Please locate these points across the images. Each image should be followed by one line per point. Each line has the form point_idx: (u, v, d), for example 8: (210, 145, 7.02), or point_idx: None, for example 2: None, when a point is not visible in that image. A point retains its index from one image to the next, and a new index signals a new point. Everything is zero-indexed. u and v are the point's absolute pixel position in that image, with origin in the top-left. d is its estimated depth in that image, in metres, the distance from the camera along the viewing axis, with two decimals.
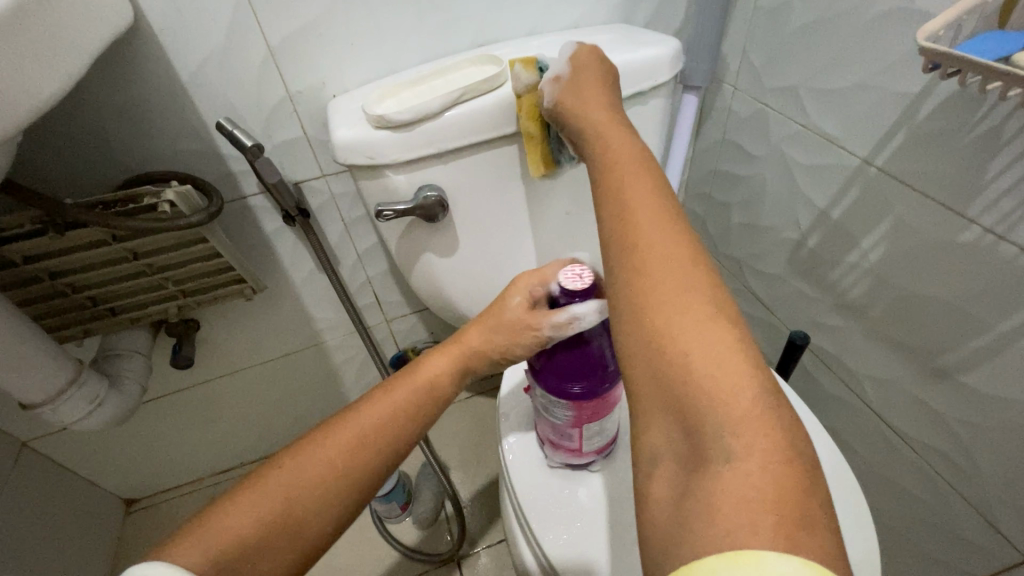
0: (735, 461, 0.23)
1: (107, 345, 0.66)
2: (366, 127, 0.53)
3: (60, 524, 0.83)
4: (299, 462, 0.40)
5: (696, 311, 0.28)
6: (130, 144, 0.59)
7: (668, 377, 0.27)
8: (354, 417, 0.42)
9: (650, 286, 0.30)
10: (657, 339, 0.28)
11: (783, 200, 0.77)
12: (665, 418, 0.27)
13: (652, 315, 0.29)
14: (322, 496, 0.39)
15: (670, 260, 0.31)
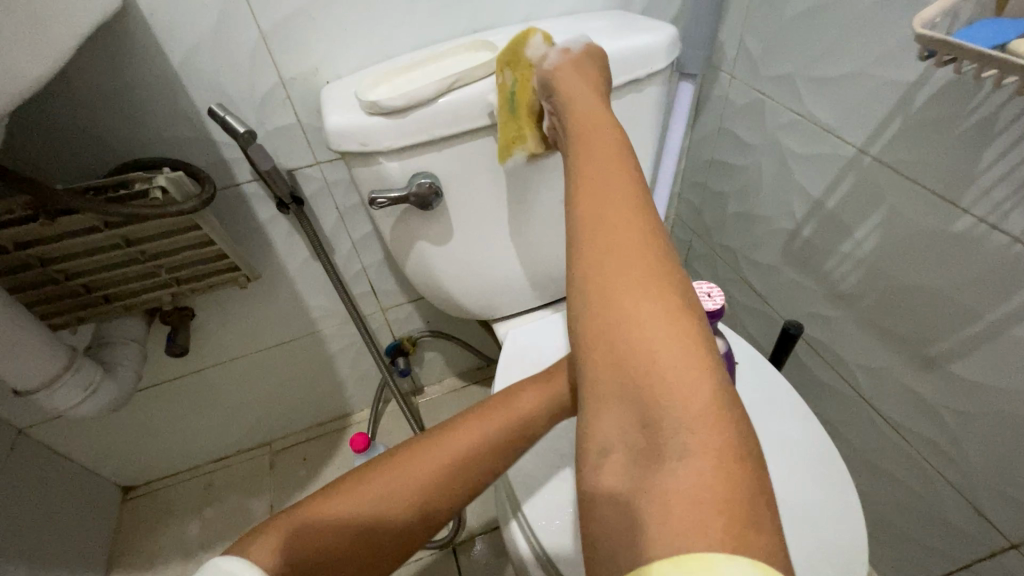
0: (689, 460, 0.25)
1: (101, 333, 0.66)
2: (359, 113, 0.52)
3: (57, 511, 0.84)
4: (401, 474, 0.43)
5: (656, 302, 0.29)
6: (121, 130, 0.58)
7: (627, 370, 0.28)
8: (454, 437, 0.45)
9: (614, 278, 0.30)
10: (617, 331, 0.29)
11: (778, 190, 0.77)
12: (621, 411, 0.27)
13: (617, 306, 0.29)
14: (417, 509, 0.42)
15: (633, 250, 0.31)
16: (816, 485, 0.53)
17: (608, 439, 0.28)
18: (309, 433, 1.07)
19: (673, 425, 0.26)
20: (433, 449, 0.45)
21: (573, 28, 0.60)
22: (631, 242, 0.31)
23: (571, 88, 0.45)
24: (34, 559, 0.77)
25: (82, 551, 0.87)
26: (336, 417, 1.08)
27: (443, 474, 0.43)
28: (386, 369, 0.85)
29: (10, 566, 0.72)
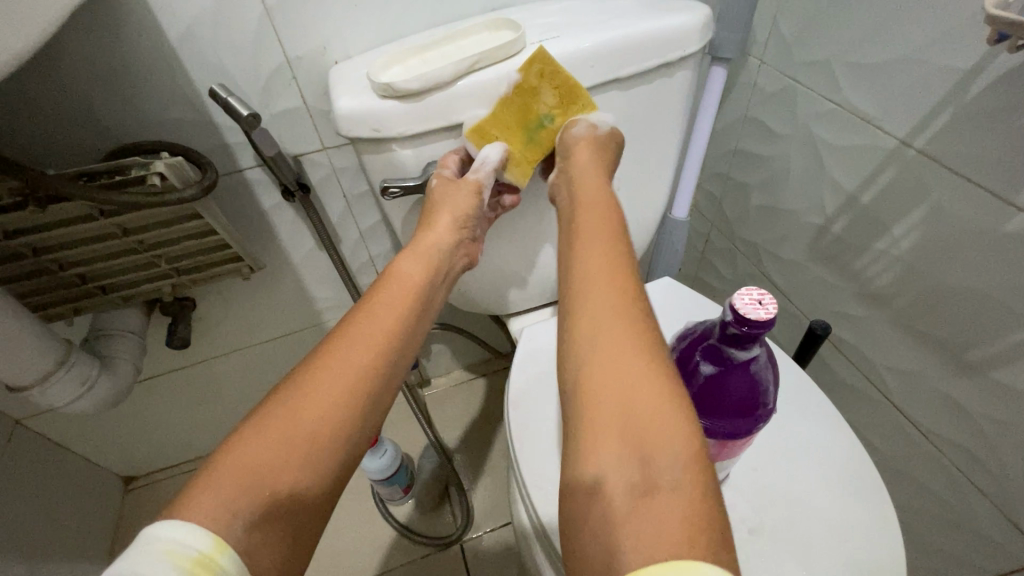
0: (675, 486, 0.27)
1: (98, 323, 0.63)
2: (371, 96, 0.49)
3: (57, 502, 0.82)
4: (270, 426, 0.34)
5: (648, 356, 0.33)
6: (118, 110, 0.55)
7: (626, 410, 0.31)
8: (329, 360, 0.37)
9: (607, 331, 0.35)
10: (606, 384, 0.32)
11: (808, 182, 0.73)
12: (609, 449, 0.30)
13: (604, 364, 0.33)
14: (337, 420, 0.35)
15: (629, 311, 0.35)
16: (849, 496, 0.49)
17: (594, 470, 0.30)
18: None
19: (657, 457, 0.29)
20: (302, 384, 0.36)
21: (601, 6, 0.56)
22: (618, 306, 0.36)
23: (582, 166, 0.49)
24: (34, 553, 0.75)
25: (82, 543, 0.85)
26: None
27: (329, 403, 0.35)
28: None
29: (8, 561, 0.70)
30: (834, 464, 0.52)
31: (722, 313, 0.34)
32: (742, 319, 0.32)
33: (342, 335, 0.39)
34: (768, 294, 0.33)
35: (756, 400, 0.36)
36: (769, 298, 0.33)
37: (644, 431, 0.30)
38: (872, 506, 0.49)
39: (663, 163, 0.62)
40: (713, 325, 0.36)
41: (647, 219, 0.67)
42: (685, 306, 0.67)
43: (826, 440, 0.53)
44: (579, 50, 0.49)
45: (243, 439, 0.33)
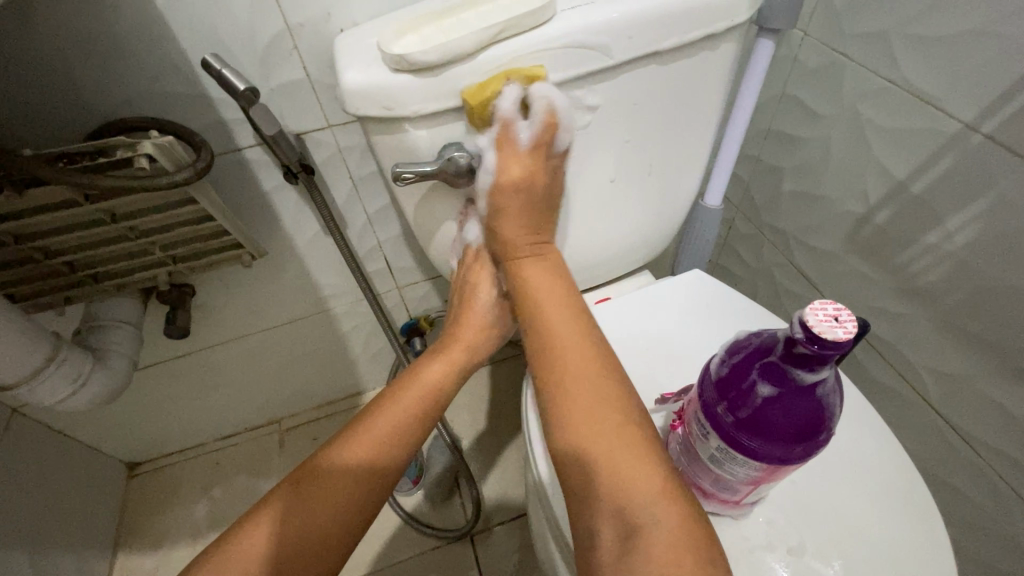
0: (653, 515, 0.33)
1: (90, 313, 0.59)
2: (381, 70, 0.43)
3: (60, 492, 0.80)
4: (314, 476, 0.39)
5: (599, 405, 0.38)
6: (102, 84, 0.50)
7: (601, 467, 0.36)
8: (354, 446, 0.40)
9: (571, 384, 0.40)
10: (576, 421, 0.38)
11: (850, 168, 0.68)
12: (592, 474, 0.36)
13: (564, 398, 0.39)
14: (352, 508, 0.38)
15: (575, 356, 0.41)
16: (894, 515, 0.46)
17: (583, 510, 0.35)
18: (318, 412, 1.02)
19: (638, 493, 0.34)
20: (348, 440, 0.41)
21: None
22: (566, 338, 0.42)
23: (505, 199, 0.47)
24: (36, 545, 0.74)
25: (86, 532, 0.84)
26: (346, 396, 1.03)
27: (359, 477, 0.39)
28: (403, 353, 0.78)
29: (10, 555, 0.69)
30: (877, 477, 0.48)
31: (790, 328, 0.30)
32: (814, 337, 0.28)
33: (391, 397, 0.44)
34: (845, 309, 0.29)
35: (815, 428, 0.32)
36: (848, 314, 0.28)
37: (619, 467, 0.35)
38: (918, 527, 0.46)
39: (698, 145, 0.57)
40: (777, 339, 0.32)
41: (676, 205, 0.62)
42: (716, 301, 0.62)
43: (870, 452, 0.49)
44: (614, 19, 0.44)
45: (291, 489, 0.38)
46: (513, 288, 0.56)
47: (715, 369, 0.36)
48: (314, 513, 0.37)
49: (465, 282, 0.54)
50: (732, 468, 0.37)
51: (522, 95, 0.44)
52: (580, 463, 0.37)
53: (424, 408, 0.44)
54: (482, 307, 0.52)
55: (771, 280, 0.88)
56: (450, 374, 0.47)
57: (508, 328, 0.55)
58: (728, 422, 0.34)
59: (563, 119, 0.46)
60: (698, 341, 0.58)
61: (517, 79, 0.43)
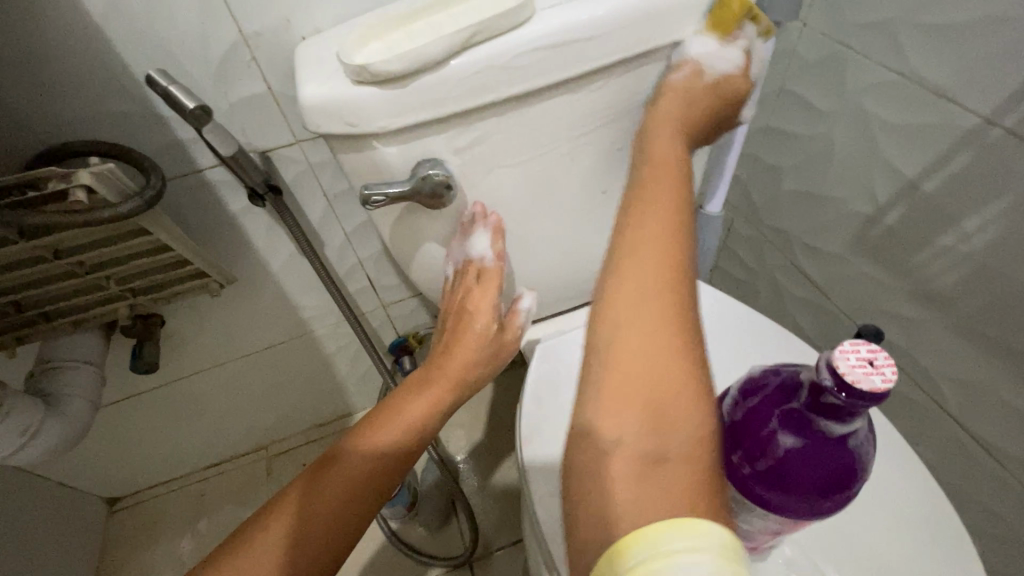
0: (676, 456, 0.25)
1: (44, 354, 0.54)
2: (343, 82, 0.39)
3: (32, 537, 0.75)
4: (294, 501, 0.36)
5: (653, 312, 0.29)
6: (40, 106, 0.45)
7: (638, 396, 0.27)
8: (334, 469, 0.37)
9: (630, 281, 0.30)
10: (631, 319, 0.29)
11: (856, 166, 0.63)
12: (625, 406, 0.27)
13: (621, 309, 0.30)
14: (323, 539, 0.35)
15: (658, 249, 0.31)
16: (921, 551, 0.42)
17: (601, 428, 0.27)
18: (307, 436, 0.97)
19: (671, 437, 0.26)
20: (332, 466, 0.38)
21: None
22: (644, 273, 0.30)
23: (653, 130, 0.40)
24: None
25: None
26: (335, 418, 0.98)
27: (337, 503, 0.36)
28: (389, 377, 0.74)
29: None
30: (901, 508, 0.44)
31: (818, 373, 0.26)
32: (844, 385, 0.24)
33: (377, 419, 0.41)
34: (882, 352, 0.25)
35: (843, 480, 0.29)
36: (886, 358, 0.24)
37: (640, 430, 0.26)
38: (948, 565, 0.42)
39: (696, 150, 0.53)
40: (802, 382, 0.28)
41: None
42: (720, 315, 0.57)
43: (893, 480, 0.45)
44: (599, 16, 0.39)
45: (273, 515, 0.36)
46: (516, 310, 0.51)
47: (727, 412, 0.32)
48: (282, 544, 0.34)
49: (462, 304, 0.48)
50: (750, 520, 0.33)
51: (724, 36, 0.41)
52: (622, 389, 0.28)
53: (408, 441, 0.40)
54: (475, 337, 0.46)
55: (774, 284, 0.83)
56: (439, 406, 0.43)
57: (505, 356, 0.49)
58: (745, 474, 0.30)
59: (706, 51, 0.41)
60: (703, 359, 0.54)
61: (717, 28, 0.41)
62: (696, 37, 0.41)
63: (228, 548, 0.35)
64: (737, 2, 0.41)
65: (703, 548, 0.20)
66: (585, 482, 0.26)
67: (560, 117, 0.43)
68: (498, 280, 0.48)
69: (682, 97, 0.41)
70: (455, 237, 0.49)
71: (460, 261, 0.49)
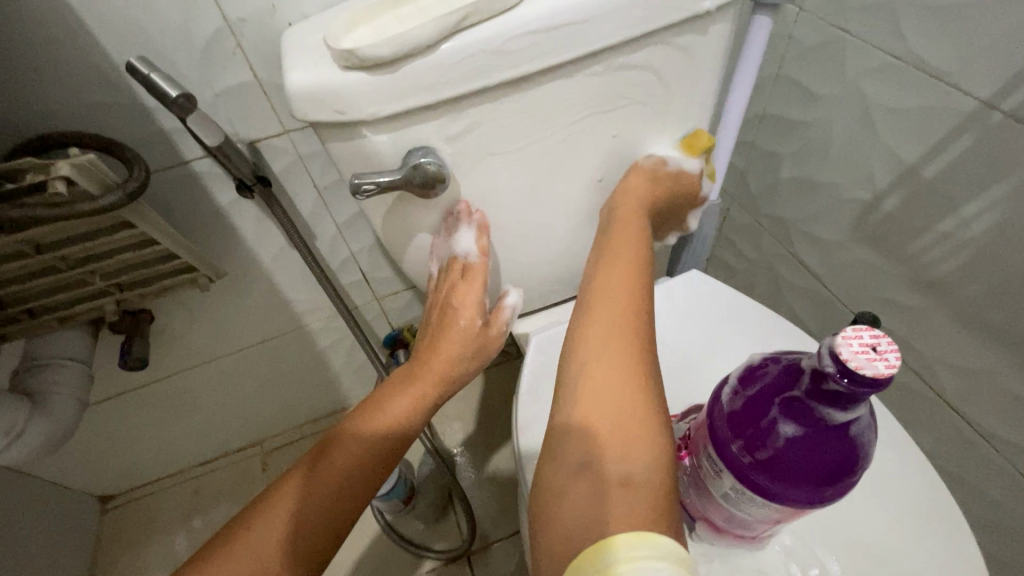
0: (631, 466, 0.29)
1: (30, 351, 0.53)
2: (331, 68, 0.38)
3: (25, 537, 0.74)
4: (282, 497, 0.38)
5: (614, 356, 0.35)
6: (17, 96, 0.44)
7: (603, 428, 0.31)
8: (316, 468, 0.39)
9: (592, 330, 0.37)
10: (594, 368, 0.34)
11: (854, 153, 0.63)
12: (601, 429, 0.31)
13: (589, 338, 0.36)
14: (303, 536, 0.36)
15: (621, 307, 0.38)
16: (922, 537, 0.42)
17: (571, 452, 0.31)
18: (303, 431, 0.96)
19: (624, 461, 0.30)
20: (318, 461, 0.39)
21: None
22: (605, 316, 0.37)
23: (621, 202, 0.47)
24: None
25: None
26: (331, 413, 0.98)
27: (316, 503, 0.37)
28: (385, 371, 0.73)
29: None
30: (901, 495, 0.44)
31: (820, 360, 0.25)
32: (847, 371, 0.24)
33: (362, 415, 0.43)
34: (885, 337, 0.24)
35: (844, 469, 0.28)
36: (890, 344, 0.24)
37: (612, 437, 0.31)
38: (948, 551, 0.42)
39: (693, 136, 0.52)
40: (803, 369, 0.28)
41: None
42: (719, 305, 0.57)
43: (893, 468, 0.45)
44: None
45: (261, 509, 0.37)
46: (500, 309, 0.51)
47: (727, 400, 0.31)
48: (265, 541, 0.36)
49: (447, 300, 0.49)
50: (750, 510, 0.32)
51: (693, 153, 0.50)
52: (594, 416, 0.32)
53: (392, 435, 0.41)
54: (460, 332, 0.47)
55: (771, 273, 0.83)
56: (423, 400, 0.44)
57: (491, 355, 0.50)
58: (745, 463, 0.29)
59: (662, 151, 0.50)
60: (702, 349, 0.54)
61: (688, 146, 0.50)
62: (661, 142, 0.50)
63: (218, 540, 0.37)
64: (704, 139, 0.50)
65: (659, 555, 0.22)
66: (558, 476, 0.31)
67: (554, 102, 0.42)
68: (483, 278, 0.49)
69: (648, 180, 0.49)
70: (439, 234, 0.49)
71: (445, 258, 0.50)
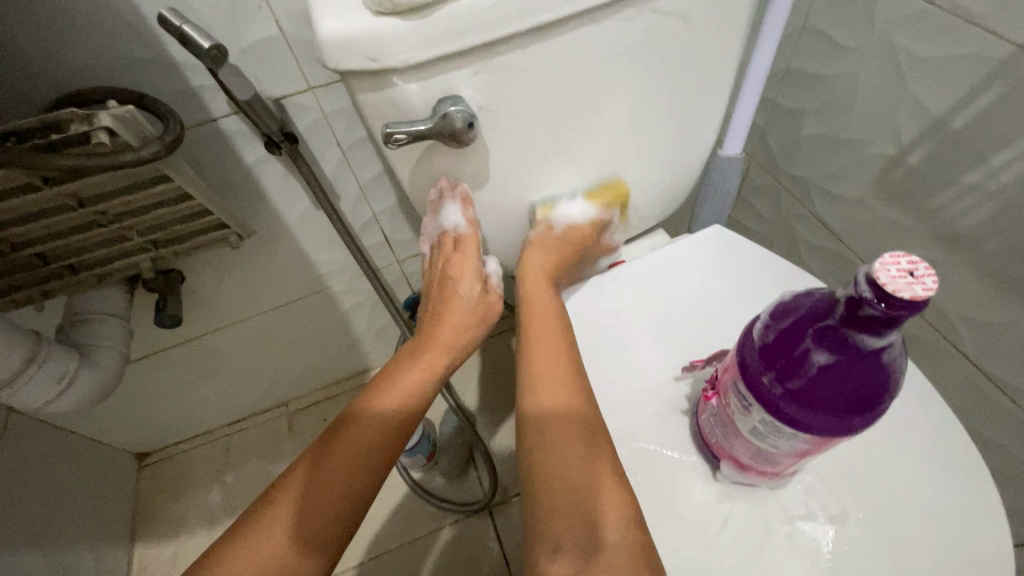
0: (614, 525, 0.37)
1: (72, 307, 0.56)
2: (362, 14, 0.38)
3: (70, 492, 0.78)
4: (308, 470, 0.40)
5: (567, 387, 0.43)
6: (49, 52, 0.44)
7: (575, 463, 0.39)
8: (339, 446, 0.41)
9: (549, 368, 0.45)
10: (550, 393, 0.43)
11: (880, 106, 0.62)
12: (567, 463, 0.39)
13: (535, 352, 0.46)
14: (335, 512, 0.39)
15: (558, 350, 0.46)
16: (940, 477, 0.44)
17: (556, 488, 0.38)
18: (327, 392, 0.99)
19: (596, 498, 0.38)
20: (340, 435, 0.42)
21: None
22: (551, 336, 0.47)
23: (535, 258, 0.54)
24: (50, 542, 0.72)
25: (102, 524, 0.83)
26: (353, 375, 1.00)
27: (344, 479, 0.40)
28: (408, 330, 0.74)
29: (22, 557, 0.67)
30: (920, 438, 0.45)
31: (855, 287, 0.26)
32: (884, 295, 0.25)
33: (376, 389, 0.45)
34: (920, 262, 0.25)
35: (872, 400, 0.30)
36: (926, 268, 0.25)
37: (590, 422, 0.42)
38: (965, 491, 0.43)
39: (718, 85, 0.52)
40: (835, 301, 0.29)
41: (690, 156, 0.58)
42: (741, 258, 0.57)
43: (914, 413, 0.46)
44: None
45: (289, 482, 0.40)
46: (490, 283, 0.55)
47: (759, 334, 0.33)
48: (300, 515, 0.38)
49: (446, 276, 0.53)
50: (776, 443, 0.34)
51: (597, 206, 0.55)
52: (560, 448, 0.40)
53: (410, 405, 0.45)
54: (462, 306, 0.52)
55: (790, 233, 0.83)
56: (434, 371, 0.47)
57: (487, 329, 0.54)
58: (775, 394, 0.31)
59: (568, 211, 0.54)
60: (723, 302, 0.54)
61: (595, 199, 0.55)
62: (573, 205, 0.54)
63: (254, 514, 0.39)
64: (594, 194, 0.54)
65: None
66: (552, 509, 0.37)
67: (582, 50, 0.42)
68: (475, 250, 0.53)
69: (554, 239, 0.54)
70: (428, 215, 0.53)
71: (437, 235, 0.54)
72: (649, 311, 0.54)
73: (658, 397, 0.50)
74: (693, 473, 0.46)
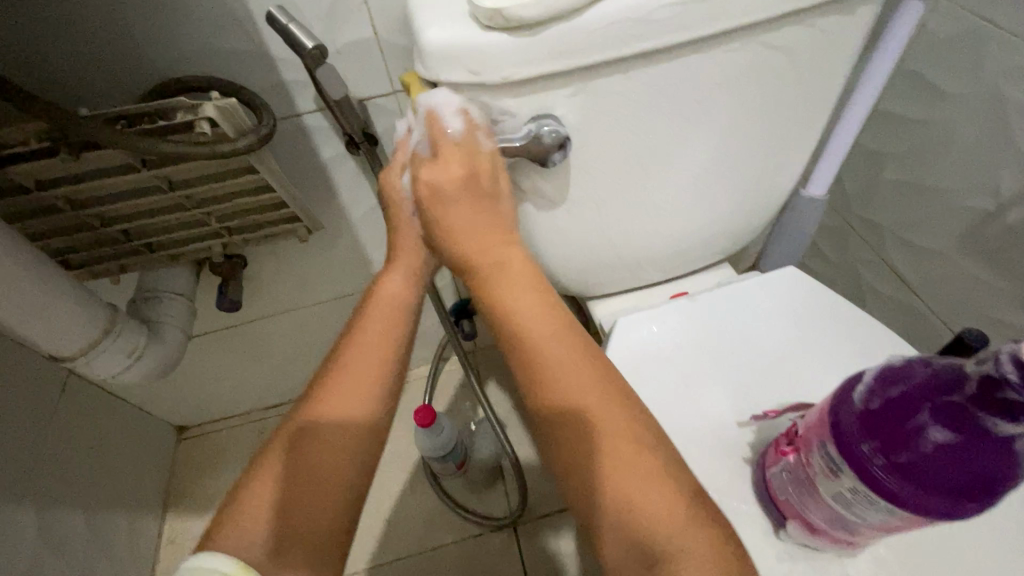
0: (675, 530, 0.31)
1: (145, 284, 0.57)
2: (470, 27, 0.38)
3: (115, 458, 0.80)
4: (283, 465, 0.34)
5: (580, 364, 0.35)
6: (157, 40, 0.46)
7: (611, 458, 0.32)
8: (307, 439, 0.34)
9: (545, 352, 0.35)
10: (562, 374, 0.35)
11: (979, 158, 0.58)
12: (607, 465, 0.32)
13: (523, 320, 0.36)
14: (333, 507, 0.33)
15: (547, 329, 0.36)
16: None
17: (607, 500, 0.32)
18: None
19: (646, 511, 0.31)
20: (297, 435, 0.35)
21: None
22: (532, 298, 0.37)
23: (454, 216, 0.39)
24: (91, 504, 0.74)
25: (138, 493, 0.85)
26: None
27: (331, 465, 0.34)
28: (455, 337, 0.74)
29: (63, 521, 0.69)
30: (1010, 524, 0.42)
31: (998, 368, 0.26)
32: None
33: (340, 371, 0.37)
34: None
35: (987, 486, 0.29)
36: None
37: (596, 431, 0.33)
38: None
39: (812, 122, 0.50)
40: (959, 377, 0.29)
41: (771, 192, 0.55)
42: (816, 304, 0.54)
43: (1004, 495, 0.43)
44: None
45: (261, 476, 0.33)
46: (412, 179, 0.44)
47: (861, 399, 0.32)
48: (291, 507, 0.32)
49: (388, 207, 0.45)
50: (862, 513, 0.33)
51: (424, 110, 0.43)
52: (610, 458, 0.32)
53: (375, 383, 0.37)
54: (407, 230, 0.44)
55: (856, 277, 0.79)
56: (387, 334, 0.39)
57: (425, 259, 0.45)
58: (877, 465, 0.31)
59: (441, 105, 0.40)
60: (793, 348, 0.52)
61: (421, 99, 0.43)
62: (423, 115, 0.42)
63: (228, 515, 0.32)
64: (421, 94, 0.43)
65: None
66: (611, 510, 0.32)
67: (684, 78, 0.41)
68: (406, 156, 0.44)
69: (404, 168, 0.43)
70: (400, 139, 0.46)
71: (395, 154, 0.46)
72: (714, 349, 0.52)
73: (719, 442, 0.48)
74: (752, 528, 0.44)
